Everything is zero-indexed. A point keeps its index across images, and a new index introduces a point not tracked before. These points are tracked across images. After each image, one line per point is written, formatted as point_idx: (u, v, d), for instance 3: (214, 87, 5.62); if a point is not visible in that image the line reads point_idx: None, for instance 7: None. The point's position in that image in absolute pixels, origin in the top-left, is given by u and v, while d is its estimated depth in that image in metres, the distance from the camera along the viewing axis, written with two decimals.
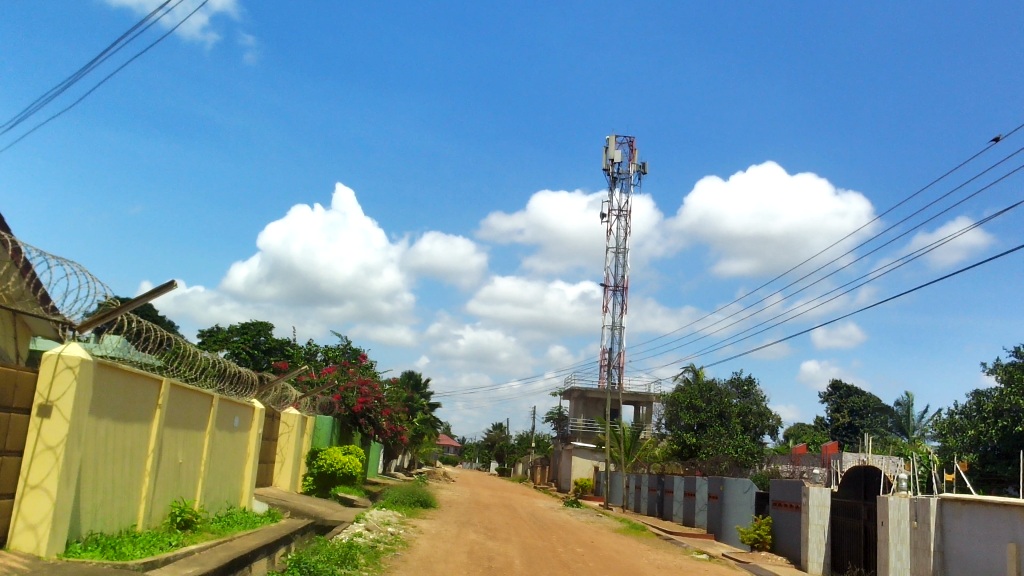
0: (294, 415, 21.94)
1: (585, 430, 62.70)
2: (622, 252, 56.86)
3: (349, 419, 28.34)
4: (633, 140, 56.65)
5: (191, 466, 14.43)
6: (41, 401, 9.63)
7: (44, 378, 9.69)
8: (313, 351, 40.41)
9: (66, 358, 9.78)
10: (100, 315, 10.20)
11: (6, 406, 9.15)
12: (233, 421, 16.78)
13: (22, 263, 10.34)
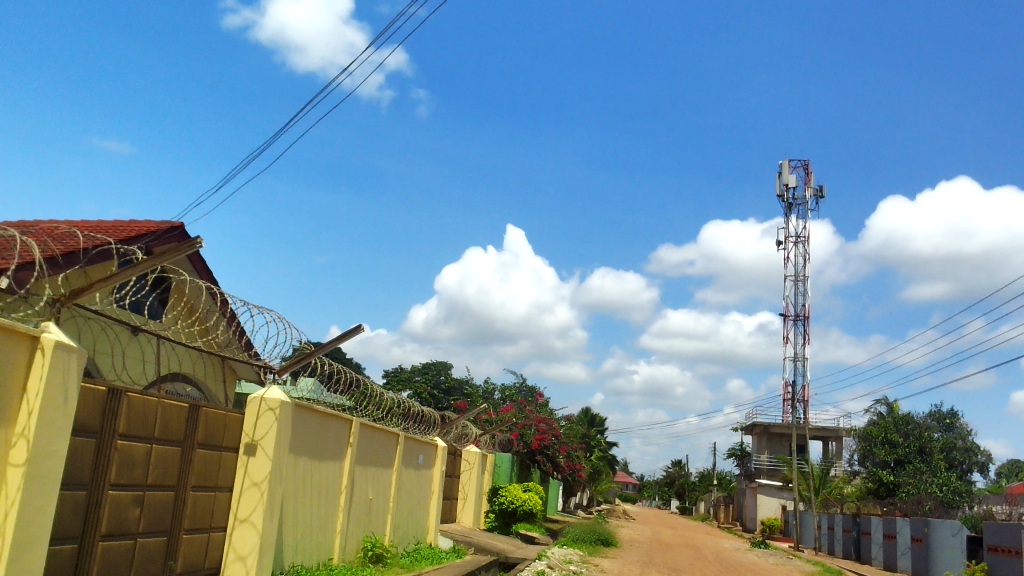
0: (474, 452, 22.45)
1: (771, 467, 60.10)
2: (801, 280, 54.51)
3: (528, 456, 28.60)
4: (809, 163, 54.63)
5: (381, 502, 15.04)
6: (247, 440, 10.39)
7: (250, 419, 10.47)
8: (490, 389, 41.26)
9: (268, 400, 10.52)
10: (296, 359, 10.91)
11: (218, 445, 9.93)
12: (418, 459, 17.37)
13: (229, 312, 11.25)
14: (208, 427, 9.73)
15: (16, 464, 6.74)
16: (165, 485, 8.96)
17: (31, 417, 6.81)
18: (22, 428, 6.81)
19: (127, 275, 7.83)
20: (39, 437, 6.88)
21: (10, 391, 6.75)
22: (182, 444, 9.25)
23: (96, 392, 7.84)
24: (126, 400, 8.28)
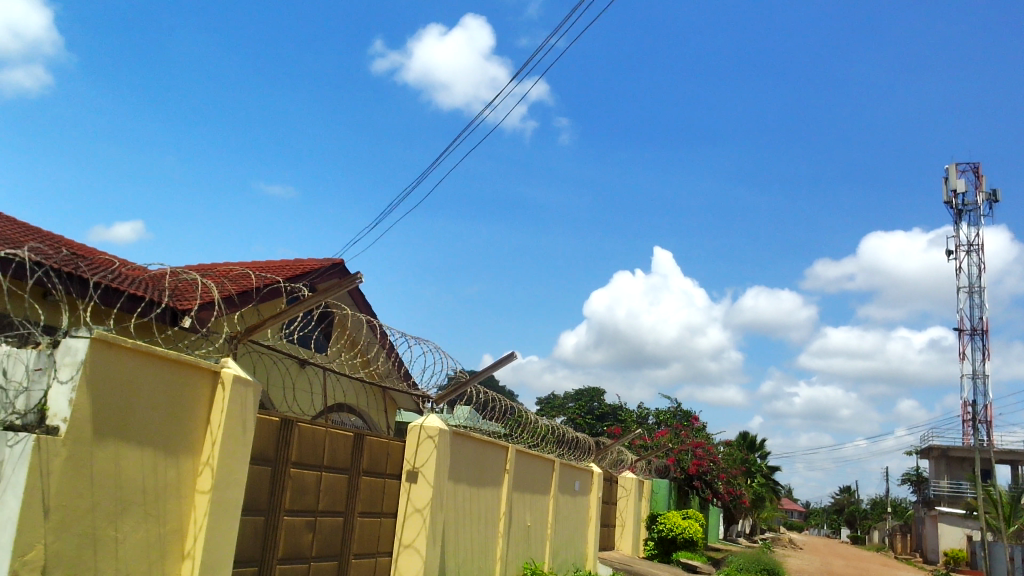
0: (631, 478, 22.18)
1: (952, 493, 55.88)
2: (977, 291, 50.74)
3: (686, 482, 27.96)
4: (979, 166, 51.00)
5: (539, 529, 15.09)
6: (409, 467, 10.73)
7: (411, 447, 10.81)
8: (644, 414, 40.68)
9: (427, 428, 10.82)
10: (452, 388, 11.19)
11: (381, 472, 10.30)
12: (575, 485, 17.34)
13: (388, 344, 11.69)
14: (372, 455, 10.11)
15: (203, 491, 7.23)
16: (335, 511, 9.36)
17: (215, 447, 7.30)
18: (207, 457, 7.31)
19: (295, 312, 8.30)
20: (222, 466, 7.36)
21: (196, 422, 7.28)
22: (348, 472, 9.64)
23: (270, 423, 8.33)
24: (297, 430, 8.74)
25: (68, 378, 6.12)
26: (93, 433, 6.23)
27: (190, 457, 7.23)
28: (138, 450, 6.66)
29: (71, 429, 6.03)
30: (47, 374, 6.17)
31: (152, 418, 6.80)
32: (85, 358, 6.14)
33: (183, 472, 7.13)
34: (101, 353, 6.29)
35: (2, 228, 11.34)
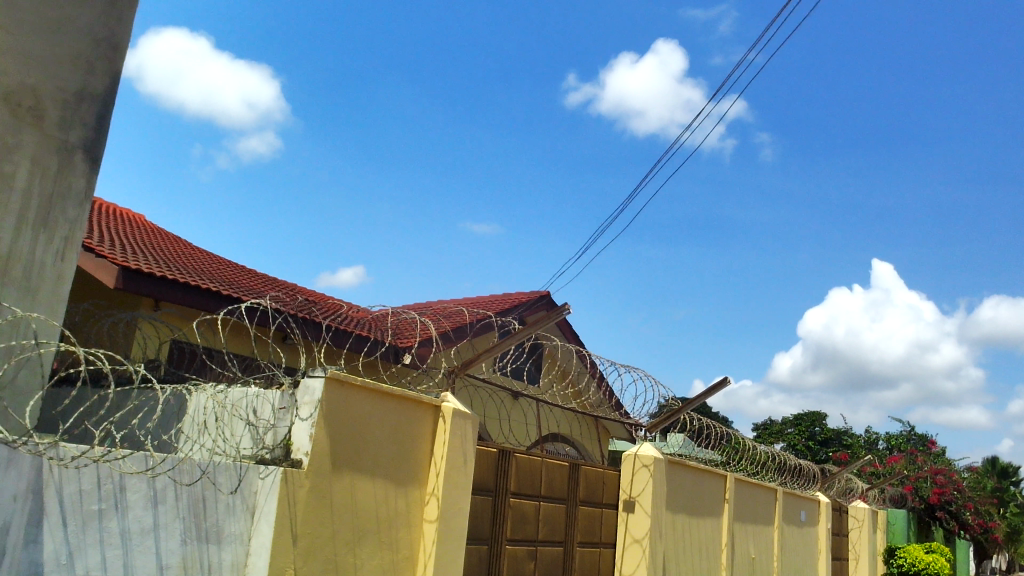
0: (863, 509, 20.74)
1: None
2: None
3: (927, 512, 25.72)
4: None
5: (765, 561, 14.44)
6: (625, 497, 10.69)
7: (626, 476, 10.77)
8: (873, 440, 37.98)
9: (642, 457, 10.71)
10: (665, 416, 11.03)
11: (598, 502, 10.32)
12: (800, 515, 16.47)
13: (598, 373, 11.73)
14: (588, 484, 10.15)
15: (431, 521, 7.56)
16: (555, 540, 9.47)
17: (439, 478, 7.63)
18: (433, 487, 7.65)
19: (508, 345, 8.53)
20: (447, 496, 7.68)
21: (421, 455, 7.65)
22: (566, 501, 9.73)
23: (490, 454, 8.59)
24: (515, 460, 8.96)
25: (308, 416, 6.66)
26: (332, 466, 6.72)
27: (418, 488, 7.60)
28: (371, 481, 7.09)
29: (313, 462, 6.56)
30: (290, 412, 6.76)
31: (383, 452, 7.23)
32: (321, 397, 6.65)
33: (411, 502, 7.51)
34: (336, 391, 6.79)
35: (247, 279, 12.57)
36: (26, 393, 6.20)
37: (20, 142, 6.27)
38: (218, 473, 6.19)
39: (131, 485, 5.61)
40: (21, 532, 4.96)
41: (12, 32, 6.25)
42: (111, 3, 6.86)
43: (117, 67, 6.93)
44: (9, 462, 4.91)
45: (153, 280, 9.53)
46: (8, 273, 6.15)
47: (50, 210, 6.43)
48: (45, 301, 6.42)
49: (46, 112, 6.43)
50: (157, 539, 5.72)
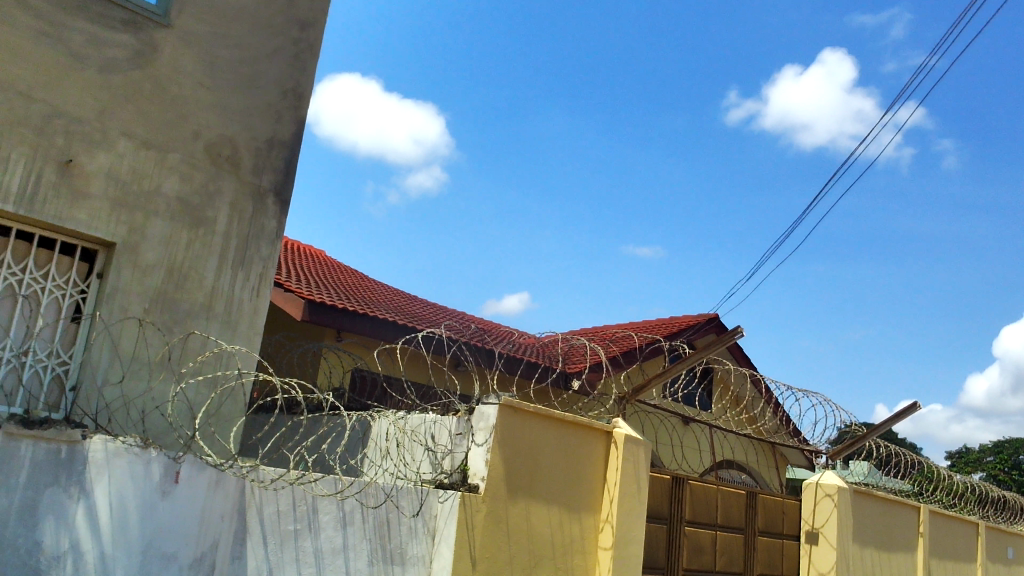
0: None
1: None
2: None
3: None
4: None
5: None
6: (808, 527, 10.19)
7: (808, 506, 10.28)
8: None
9: (824, 486, 10.19)
10: (848, 443, 10.47)
11: (778, 532, 9.91)
12: (1006, 552, 15.09)
13: (773, 398, 11.31)
14: (767, 514, 9.77)
15: (605, 547, 7.50)
16: (733, 571, 9.16)
17: (614, 504, 7.57)
18: (607, 514, 7.60)
19: (678, 370, 8.39)
20: (622, 523, 7.60)
21: (594, 480, 7.63)
22: (744, 531, 9.40)
23: (664, 481, 8.46)
24: (689, 488, 8.77)
25: (483, 441, 6.81)
26: (507, 492, 6.83)
27: (592, 515, 7.58)
28: (545, 507, 7.14)
29: (489, 487, 6.69)
30: (466, 438, 6.93)
31: (556, 478, 7.27)
32: (496, 424, 6.78)
33: (586, 529, 7.49)
34: (509, 418, 6.91)
35: (421, 309, 13.08)
36: (230, 419, 6.70)
37: (219, 189, 6.85)
38: (401, 497, 6.44)
39: (324, 507, 5.94)
40: (228, 549, 5.37)
41: (212, 90, 6.86)
42: (295, 56, 7.37)
43: (302, 114, 7.42)
44: (217, 483, 5.33)
45: (336, 311, 10.10)
46: (211, 308, 6.71)
47: (245, 249, 6.96)
48: (243, 333, 6.91)
49: (242, 160, 6.99)
50: (347, 559, 6.01)
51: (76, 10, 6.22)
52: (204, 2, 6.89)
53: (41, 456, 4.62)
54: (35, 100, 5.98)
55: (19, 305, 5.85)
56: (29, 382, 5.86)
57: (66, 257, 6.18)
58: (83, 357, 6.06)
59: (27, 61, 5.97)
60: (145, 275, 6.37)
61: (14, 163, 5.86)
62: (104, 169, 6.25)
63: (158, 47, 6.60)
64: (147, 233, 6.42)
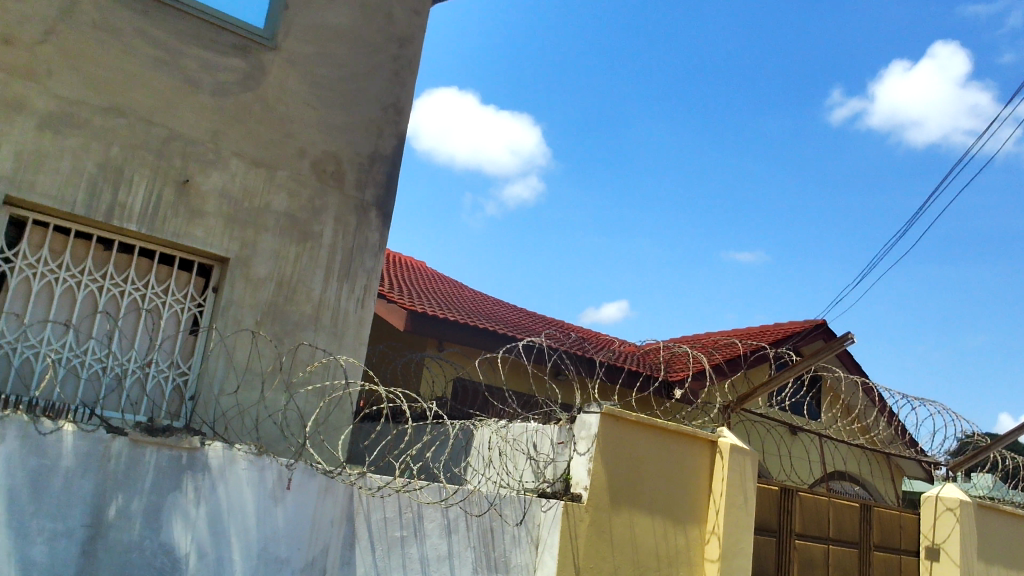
0: None
1: None
2: None
3: None
4: None
5: None
6: (928, 543, 9.70)
7: (928, 520, 9.79)
8: None
9: (945, 500, 9.70)
10: (971, 454, 9.95)
11: (895, 548, 9.47)
12: None
13: (887, 407, 10.84)
14: (883, 528, 9.36)
15: (712, 560, 7.33)
16: None
17: (720, 515, 7.39)
18: (713, 526, 7.43)
19: (786, 378, 8.13)
20: (729, 536, 7.41)
21: (699, 491, 7.47)
22: (859, 545, 9.04)
23: (772, 492, 8.22)
24: (799, 499, 8.49)
25: (585, 450, 6.78)
26: (610, 501, 6.77)
27: (697, 526, 7.42)
28: (649, 517, 7.05)
29: (592, 497, 6.66)
30: (568, 447, 6.92)
31: (660, 489, 7.16)
32: (598, 432, 6.74)
33: (691, 540, 7.34)
34: (611, 426, 6.85)
35: (521, 319, 13.15)
36: (338, 428, 6.87)
37: (325, 204, 7.06)
38: (504, 505, 6.47)
39: (429, 514, 6.02)
40: (338, 554, 5.51)
41: (316, 108, 7.09)
42: (395, 72, 7.54)
43: (403, 129, 7.57)
44: (327, 489, 5.48)
45: (438, 321, 10.26)
46: (319, 319, 6.91)
47: (350, 262, 7.14)
48: (349, 343, 7.07)
49: (345, 175, 7.19)
50: (452, 566, 6.07)
51: (191, 37, 6.55)
52: (308, 24, 7.14)
53: (165, 461, 4.85)
54: (154, 124, 6.32)
55: (142, 319, 6.19)
56: (152, 392, 6.18)
57: (184, 273, 6.50)
58: (201, 367, 6.35)
59: (146, 88, 6.32)
60: (257, 288, 6.63)
61: (136, 184, 6.21)
62: (218, 187, 6.54)
63: (266, 69, 6.87)
64: (258, 248, 6.67)
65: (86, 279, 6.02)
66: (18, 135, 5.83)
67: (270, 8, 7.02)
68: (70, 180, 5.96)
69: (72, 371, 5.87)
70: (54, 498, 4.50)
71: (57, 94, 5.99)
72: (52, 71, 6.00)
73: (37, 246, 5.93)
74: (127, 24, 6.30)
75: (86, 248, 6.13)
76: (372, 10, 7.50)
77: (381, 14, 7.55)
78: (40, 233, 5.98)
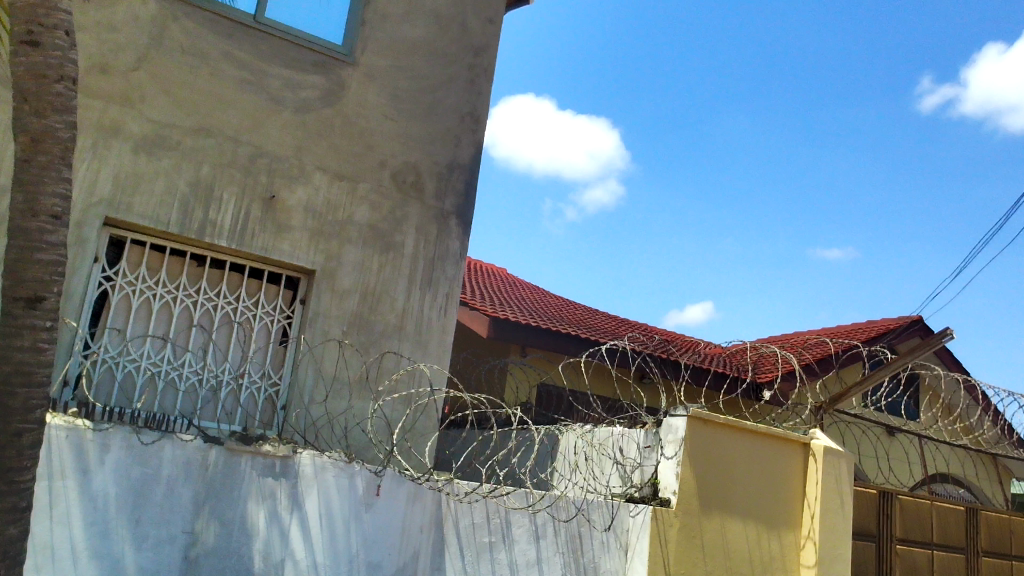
0: None
1: None
2: None
3: None
4: None
5: None
6: None
7: None
8: None
9: None
10: None
11: (1006, 553, 9.02)
12: None
13: (992, 406, 10.34)
14: (991, 532, 8.93)
15: (808, 566, 7.11)
16: None
17: (815, 520, 7.18)
18: (808, 531, 7.21)
19: (881, 376, 7.84)
20: (826, 541, 7.18)
21: (792, 495, 7.27)
22: (965, 551, 8.64)
23: (870, 496, 7.93)
24: (899, 502, 8.16)
25: (673, 454, 6.68)
26: (700, 506, 6.65)
27: (791, 531, 7.21)
28: (741, 523, 6.89)
29: (681, 502, 6.55)
30: (655, 451, 6.83)
31: (752, 493, 6.99)
32: (685, 436, 6.62)
33: (786, 546, 7.14)
34: (699, 430, 6.73)
35: (603, 322, 13.06)
36: (425, 435, 6.95)
37: (406, 215, 7.16)
38: (592, 510, 6.41)
39: (517, 520, 6.02)
40: (428, 559, 5.56)
41: (395, 120, 7.20)
42: (471, 80, 7.59)
43: (480, 137, 7.61)
44: (415, 496, 5.54)
45: (520, 327, 10.28)
46: (403, 328, 6.99)
47: (432, 270, 7.21)
48: (433, 351, 7.13)
49: (425, 185, 7.28)
50: (541, 572, 6.05)
51: (273, 57, 6.74)
52: (384, 38, 7.27)
53: (259, 469, 4.99)
54: (241, 143, 6.53)
55: (234, 332, 6.39)
56: (246, 402, 6.38)
57: (273, 286, 6.68)
58: (291, 378, 6.52)
59: (233, 108, 6.53)
60: (342, 299, 6.76)
61: (226, 201, 6.42)
62: (303, 202, 6.71)
63: (346, 84, 7.02)
64: (342, 260, 6.81)
65: (181, 295, 6.26)
66: (116, 159, 6.11)
67: (348, 25, 7.18)
68: (164, 200, 6.21)
69: (171, 383, 6.11)
70: (158, 505, 4.68)
71: (150, 119, 6.26)
72: (145, 97, 6.27)
73: (135, 264, 6.20)
74: (213, 48, 6.53)
75: (181, 265, 6.37)
76: (446, 21, 7.58)
77: (455, 24, 7.63)
78: (137, 252, 6.25)
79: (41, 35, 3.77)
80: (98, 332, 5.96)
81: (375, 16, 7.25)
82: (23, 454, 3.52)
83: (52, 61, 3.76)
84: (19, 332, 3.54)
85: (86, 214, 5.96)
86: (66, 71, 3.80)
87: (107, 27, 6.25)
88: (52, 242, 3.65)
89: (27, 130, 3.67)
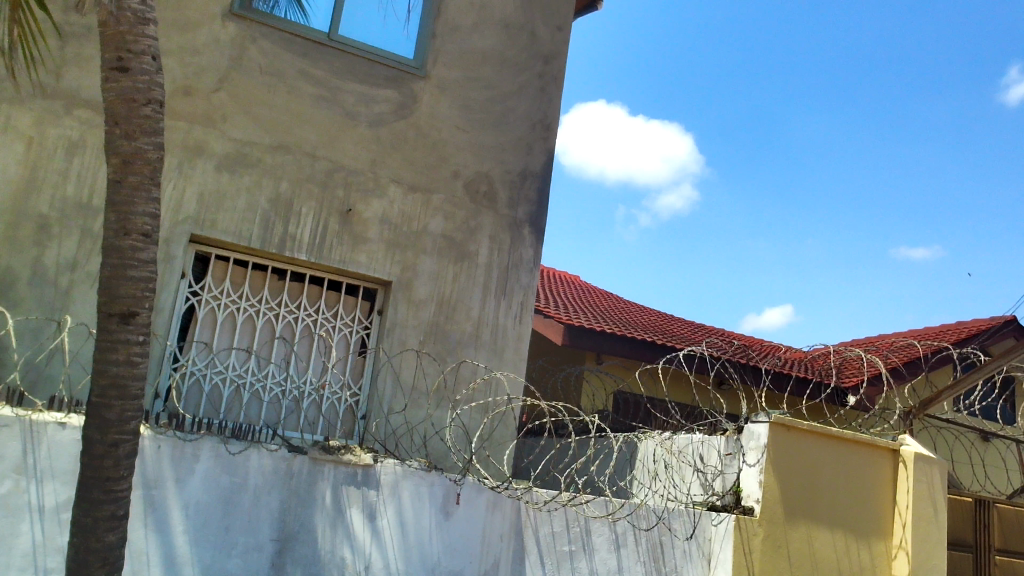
0: None
1: None
2: None
3: None
4: None
5: None
6: None
7: None
8: None
9: None
10: None
11: None
12: None
13: None
14: None
15: None
16: None
17: (907, 529, 6.91)
18: (900, 540, 6.95)
19: (973, 379, 7.50)
20: (919, 551, 6.90)
21: (882, 503, 7.02)
22: None
23: (964, 504, 7.59)
24: (997, 511, 7.80)
25: (755, 462, 6.53)
26: (785, 515, 6.49)
27: (881, 541, 6.96)
28: (828, 532, 6.69)
29: (765, 511, 6.40)
30: (736, 458, 6.70)
31: (839, 502, 6.79)
32: (767, 443, 6.47)
33: (876, 555, 6.90)
34: (783, 437, 6.56)
35: (680, 328, 12.90)
36: (503, 443, 6.97)
37: (480, 224, 7.20)
38: (673, 519, 6.34)
39: (597, 529, 5.97)
40: (508, 568, 5.56)
41: (467, 131, 7.26)
42: (541, 88, 7.60)
43: (552, 144, 7.60)
44: (495, 505, 5.54)
45: (595, 334, 10.22)
46: (479, 337, 7.03)
47: (507, 279, 7.23)
48: (509, 359, 7.14)
49: (498, 194, 7.31)
50: None
51: (347, 73, 6.88)
52: (455, 50, 7.35)
53: (341, 478, 5.07)
54: (318, 157, 6.67)
55: (315, 343, 6.53)
56: (327, 412, 6.51)
57: (351, 297, 6.80)
58: (371, 388, 6.64)
59: (310, 125, 6.69)
60: (418, 309, 6.83)
61: (304, 216, 6.57)
62: (379, 215, 6.82)
63: (418, 97, 7.11)
64: (418, 270, 6.89)
65: (264, 308, 6.43)
66: (200, 177, 6.32)
67: (419, 38, 7.28)
68: (246, 216, 6.39)
69: (255, 394, 6.27)
70: (245, 513, 4.80)
71: (232, 138, 6.45)
72: (227, 117, 6.48)
73: (219, 279, 6.39)
74: (290, 66, 6.71)
75: (263, 279, 6.55)
76: (515, 31, 7.61)
77: (524, 33, 7.66)
78: (222, 267, 6.45)
79: (130, 61, 3.92)
80: (187, 345, 6.17)
81: (445, 29, 7.34)
82: (120, 463, 3.65)
83: (141, 85, 3.91)
84: (114, 346, 3.67)
85: (173, 232, 6.18)
86: (153, 95, 3.94)
87: (190, 50, 6.48)
88: (144, 259, 3.79)
89: (118, 151, 3.83)
